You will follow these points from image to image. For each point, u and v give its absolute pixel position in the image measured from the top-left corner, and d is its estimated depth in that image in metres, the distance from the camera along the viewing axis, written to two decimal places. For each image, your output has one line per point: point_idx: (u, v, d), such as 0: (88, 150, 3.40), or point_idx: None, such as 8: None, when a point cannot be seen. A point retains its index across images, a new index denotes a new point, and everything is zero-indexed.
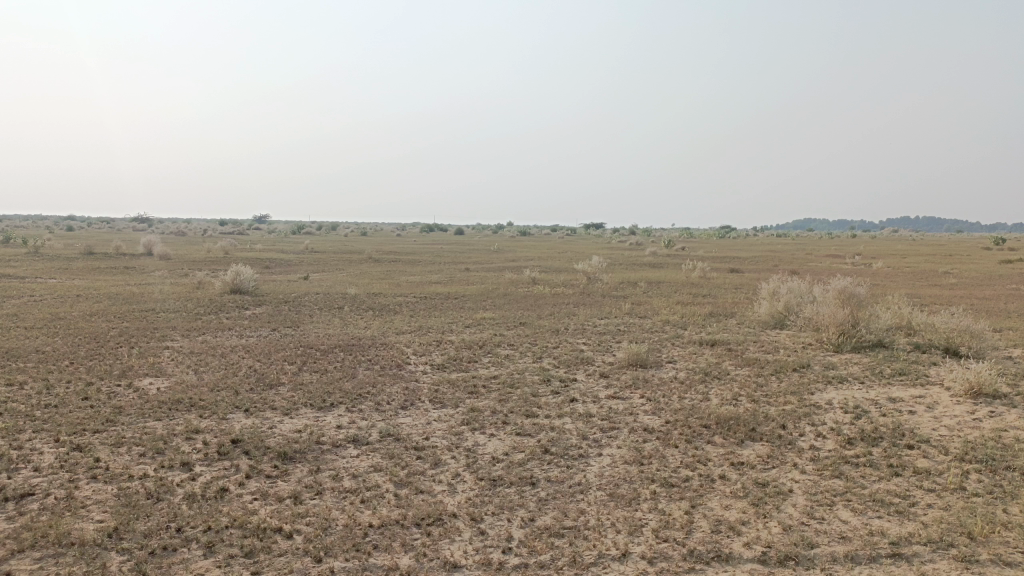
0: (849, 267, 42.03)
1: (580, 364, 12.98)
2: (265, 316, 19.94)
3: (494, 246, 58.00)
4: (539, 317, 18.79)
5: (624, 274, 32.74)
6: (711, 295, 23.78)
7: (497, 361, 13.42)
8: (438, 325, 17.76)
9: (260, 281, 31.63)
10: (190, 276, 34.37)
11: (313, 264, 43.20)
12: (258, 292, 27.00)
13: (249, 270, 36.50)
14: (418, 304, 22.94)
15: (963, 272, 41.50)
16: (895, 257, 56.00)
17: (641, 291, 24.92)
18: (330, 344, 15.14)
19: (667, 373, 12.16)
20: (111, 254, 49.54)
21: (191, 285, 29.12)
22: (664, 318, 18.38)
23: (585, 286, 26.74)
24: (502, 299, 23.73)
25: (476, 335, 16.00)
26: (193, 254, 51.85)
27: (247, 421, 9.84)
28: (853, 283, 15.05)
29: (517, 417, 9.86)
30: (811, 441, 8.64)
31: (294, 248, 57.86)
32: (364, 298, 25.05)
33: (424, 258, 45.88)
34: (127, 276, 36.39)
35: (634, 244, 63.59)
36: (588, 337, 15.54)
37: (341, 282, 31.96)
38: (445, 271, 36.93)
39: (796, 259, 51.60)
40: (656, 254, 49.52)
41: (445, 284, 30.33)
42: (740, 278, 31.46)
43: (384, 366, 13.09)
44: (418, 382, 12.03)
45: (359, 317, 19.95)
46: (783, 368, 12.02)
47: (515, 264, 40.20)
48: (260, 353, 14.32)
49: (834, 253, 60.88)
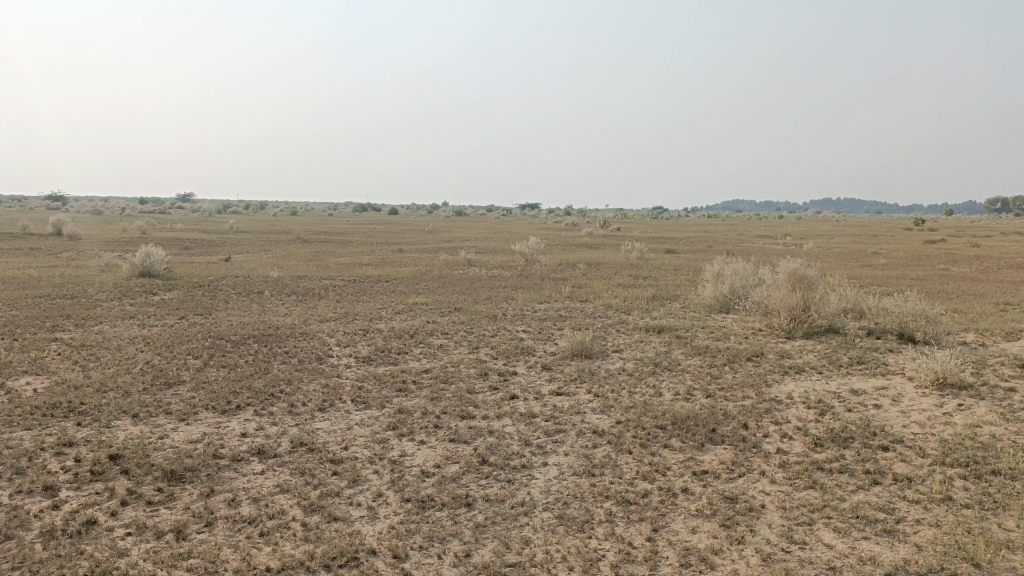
0: (782, 247, 42.17)
1: (519, 355, 11.90)
2: (174, 303, 18.22)
3: (429, 226, 56.57)
4: (475, 302, 17.65)
5: (562, 255, 31.82)
6: (652, 277, 23.00)
7: (429, 352, 12.24)
8: (366, 311, 16.42)
9: (175, 263, 29.54)
10: (98, 256, 31.93)
11: (236, 244, 41.03)
12: (171, 275, 25.07)
13: (165, 251, 34.24)
14: (346, 288, 21.51)
15: (891, 253, 42.16)
16: (824, 238, 56.91)
17: (581, 273, 24.01)
18: (243, 334, 13.67)
19: (614, 364, 11.20)
20: (14, 233, 46.10)
21: (97, 267, 26.90)
22: (606, 301, 17.49)
23: (523, 268, 25.72)
24: (436, 282, 22.51)
25: (406, 323, 14.76)
26: (108, 234, 48.74)
27: (135, 430, 8.43)
28: (803, 264, 14.38)
29: (450, 420, 8.72)
30: (777, 444, 7.77)
31: (217, 227, 55.09)
32: (287, 281, 23.43)
33: (355, 238, 44.13)
34: (29, 257, 33.65)
35: (570, 224, 63.04)
36: (527, 324, 14.48)
37: (265, 264, 30.16)
38: (376, 252, 35.36)
39: (731, 240, 51.74)
40: (593, 235, 48.83)
41: (377, 266, 28.89)
42: (679, 259, 30.97)
43: (302, 360, 11.77)
44: (339, 378, 10.76)
45: (279, 302, 18.43)
46: (737, 357, 11.20)
47: (450, 245, 38.84)
48: (162, 345, 12.78)
49: (766, 234, 61.49)
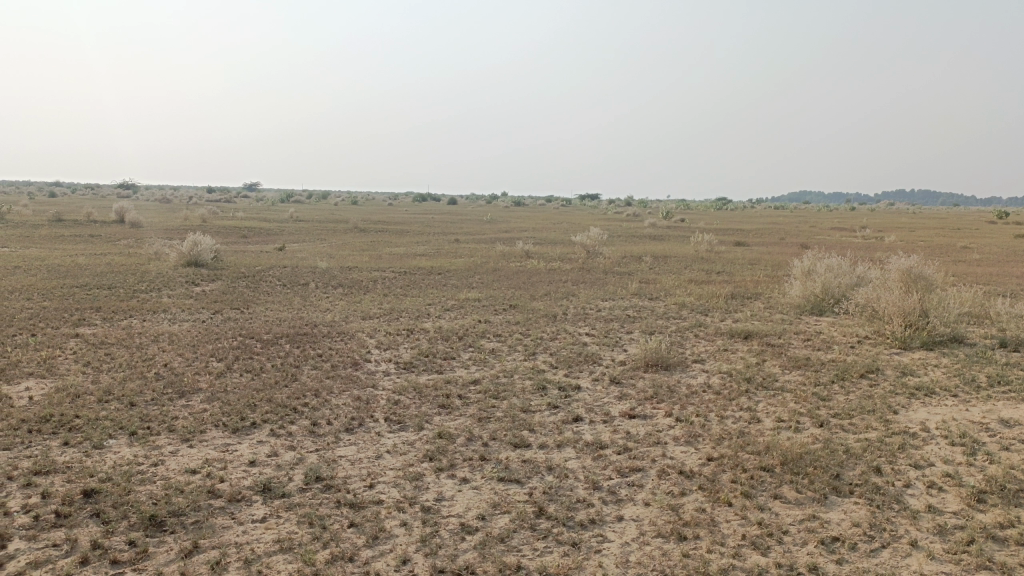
0: (863, 240, 39.37)
1: (584, 364, 10.25)
2: (212, 295, 17.10)
3: (486, 216, 55.19)
4: (533, 299, 16.03)
5: (626, 247, 29.95)
6: (726, 272, 21.01)
7: (479, 358, 10.68)
8: (413, 307, 14.96)
9: (225, 253, 28.76)
10: (151, 245, 31.42)
11: (293, 233, 40.35)
12: (218, 264, 24.15)
13: (219, 241, 33.60)
14: (396, 281, 20.18)
15: (984, 247, 38.85)
16: (905, 231, 53.40)
17: (647, 267, 22.19)
18: (275, 333, 12.37)
19: (696, 378, 9.45)
20: (76, 220, 46.53)
21: (146, 255, 26.21)
22: (679, 299, 15.69)
23: (585, 261, 24.04)
24: (492, 275, 20.99)
25: (456, 322, 13.23)
26: (167, 221, 48.74)
27: (128, 455, 7.08)
28: (916, 261, 12.34)
29: (501, 449, 7.15)
30: (924, 500, 5.94)
31: (274, 216, 54.78)
32: (336, 272, 22.21)
33: (411, 228, 43.06)
34: (87, 245, 33.36)
35: (631, 215, 60.83)
36: (592, 326, 12.81)
37: (316, 254, 29.15)
38: (431, 242, 34.07)
39: (804, 232, 48.94)
40: (657, 227, 46.52)
41: (431, 257, 27.53)
42: (754, 253, 28.77)
43: (335, 366, 10.36)
44: (375, 389, 9.30)
45: (323, 296, 17.14)
46: (846, 374, 9.33)
47: (508, 235, 37.42)
48: (186, 345, 11.54)
49: (840, 225, 58.16)
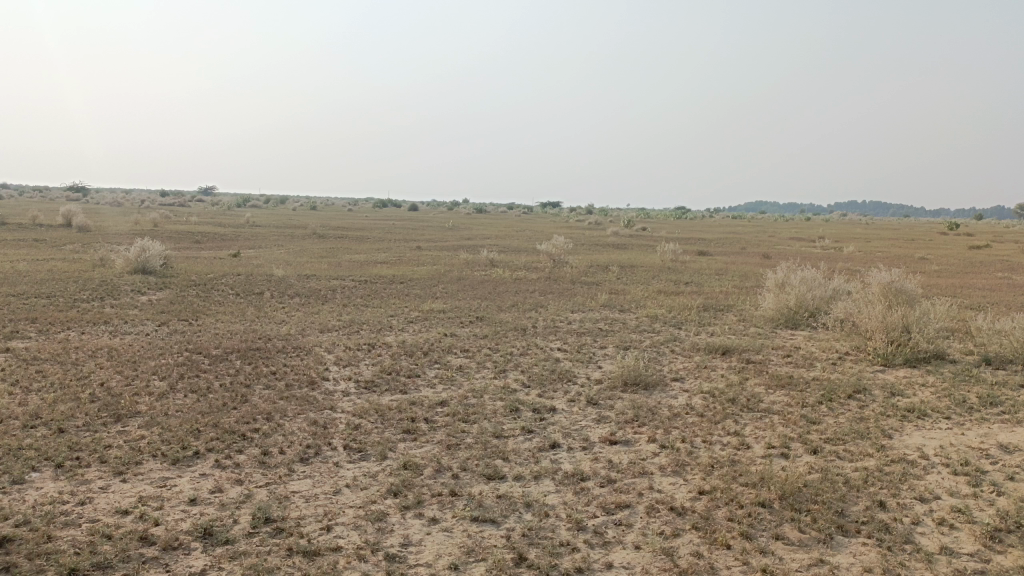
0: (825, 251, 39.58)
1: (557, 383, 9.65)
2: (159, 305, 16.12)
3: (449, 223, 54.45)
4: (500, 311, 15.40)
5: (591, 256, 29.53)
6: (695, 283, 20.64)
7: (446, 376, 10.01)
8: (374, 319, 14.21)
9: (177, 259, 27.60)
10: (98, 250, 30.05)
11: (248, 239, 39.14)
12: (168, 272, 23.05)
13: (171, 247, 32.35)
14: (356, 290, 19.38)
15: (941, 258, 39.32)
16: (863, 242, 54.05)
17: (615, 277, 21.74)
18: (225, 348, 11.53)
19: (677, 398, 8.92)
20: (20, 223, 44.64)
21: (92, 262, 24.95)
22: (650, 311, 15.21)
23: (551, 270, 23.50)
24: (456, 284, 20.32)
25: (419, 336, 12.53)
26: (117, 225, 47.06)
27: (51, 492, 6.26)
28: (896, 275, 12.02)
29: (473, 482, 6.50)
30: (936, 540, 5.45)
31: (229, 221, 53.34)
32: (293, 281, 21.31)
33: (372, 234, 42.12)
34: (30, 250, 31.85)
35: (594, 223, 60.60)
36: (563, 340, 12.24)
37: (272, 262, 28.14)
38: (392, 250, 33.23)
39: (764, 242, 49.19)
40: (621, 235, 46.32)
41: (392, 265, 26.73)
42: (720, 263, 28.55)
43: (290, 385, 9.60)
44: (333, 412, 8.57)
45: (279, 306, 16.29)
46: (833, 396, 8.88)
47: (471, 242, 36.86)
48: (127, 361, 10.66)
49: (800, 235, 58.70)
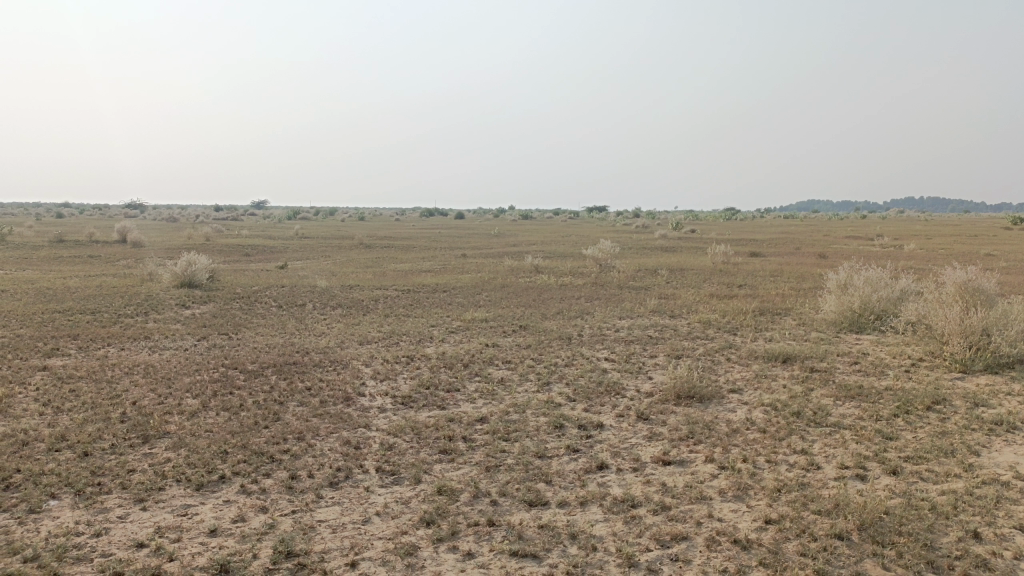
0: (884, 249, 38.03)
1: (605, 396, 9.04)
2: (201, 319, 15.98)
3: (494, 230, 54.12)
4: (545, 319, 14.83)
5: (639, 260, 28.77)
6: (749, 285, 19.78)
7: (486, 390, 9.49)
8: (415, 330, 13.79)
9: (224, 272, 27.73)
10: (149, 264, 30.42)
11: (296, 251, 39.35)
12: (214, 285, 23.08)
13: (219, 260, 32.65)
14: (399, 300, 19.04)
15: (1010, 254, 37.42)
16: (923, 238, 51.94)
17: (665, 281, 21.00)
18: (261, 362, 11.22)
19: (735, 412, 8.24)
20: (78, 241, 45.75)
21: (141, 276, 25.17)
22: (702, 317, 14.48)
23: (598, 275, 22.85)
24: (501, 291, 19.84)
25: (460, 347, 12.04)
26: (170, 240, 47.92)
27: (67, 522, 5.91)
28: (971, 273, 11.09)
29: (513, 509, 5.95)
30: None
31: (278, 233, 53.91)
32: (336, 292, 21.09)
33: (418, 243, 42.01)
34: (86, 266, 32.43)
35: (641, 226, 59.63)
36: (610, 349, 11.62)
37: (317, 272, 28.08)
38: (437, 258, 32.95)
39: (819, 241, 47.65)
40: (669, 237, 45.38)
41: (436, 273, 26.41)
42: (775, 264, 27.51)
43: (325, 402, 9.19)
44: (367, 430, 8.12)
45: (320, 318, 16.02)
46: (910, 408, 8.09)
47: (517, 248, 36.45)
48: (161, 378, 10.41)
49: (857, 234, 56.77)
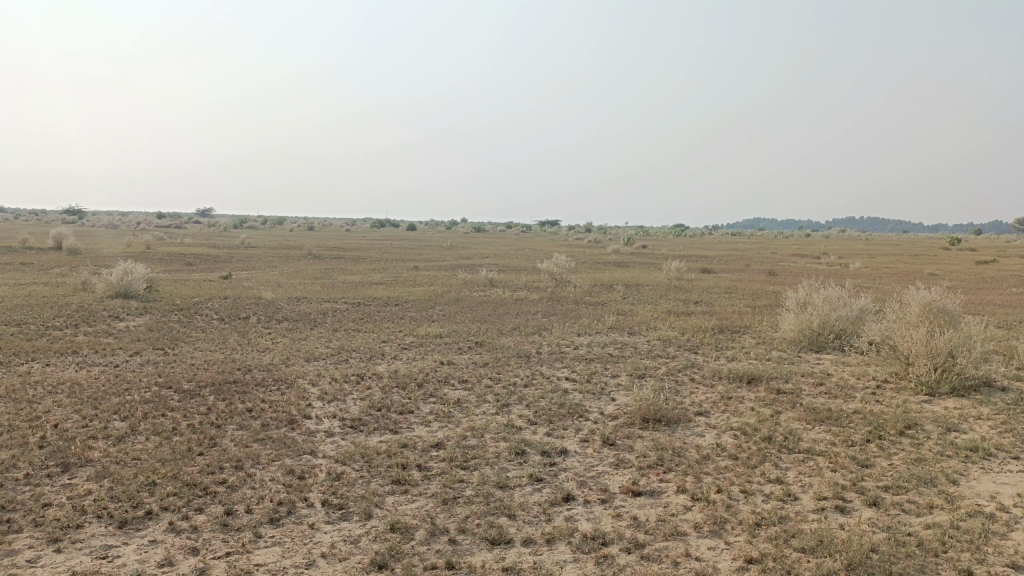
0: (831, 267, 38.69)
1: (567, 419, 8.59)
2: (136, 333, 15.06)
3: (446, 243, 53.54)
4: (501, 335, 14.35)
5: (593, 275, 28.57)
6: (705, 302, 19.65)
7: (442, 412, 8.95)
8: (365, 346, 13.17)
9: (164, 282, 26.56)
10: (83, 273, 29.00)
11: (242, 261, 38.16)
12: (152, 296, 22.00)
13: (160, 270, 31.37)
14: (349, 314, 18.36)
15: (950, 273, 38.40)
16: (867, 257, 53.21)
17: (621, 297, 20.76)
18: (199, 381, 10.47)
19: (704, 437, 7.87)
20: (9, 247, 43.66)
21: (74, 286, 23.89)
22: (661, 334, 14.19)
23: (553, 290, 22.50)
24: (455, 306, 19.32)
25: (413, 365, 11.48)
26: (109, 248, 46.10)
27: None
28: (933, 293, 11.00)
29: (474, 548, 5.43)
30: None
31: (223, 242, 52.38)
32: (282, 304, 20.27)
33: (368, 255, 41.18)
34: (14, 274, 30.81)
35: (593, 241, 59.79)
36: (570, 368, 11.20)
37: (263, 284, 27.12)
38: (388, 270, 32.25)
39: (768, 258, 48.39)
40: (621, 253, 45.47)
41: (388, 286, 25.73)
42: (728, 280, 27.59)
43: (267, 425, 8.53)
44: (313, 458, 7.50)
45: (264, 332, 15.25)
46: (882, 433, 7.83)
47: (470, 262, 36.01)
48: (87, 398, 9.59)
49: (803, 252, 57.85)
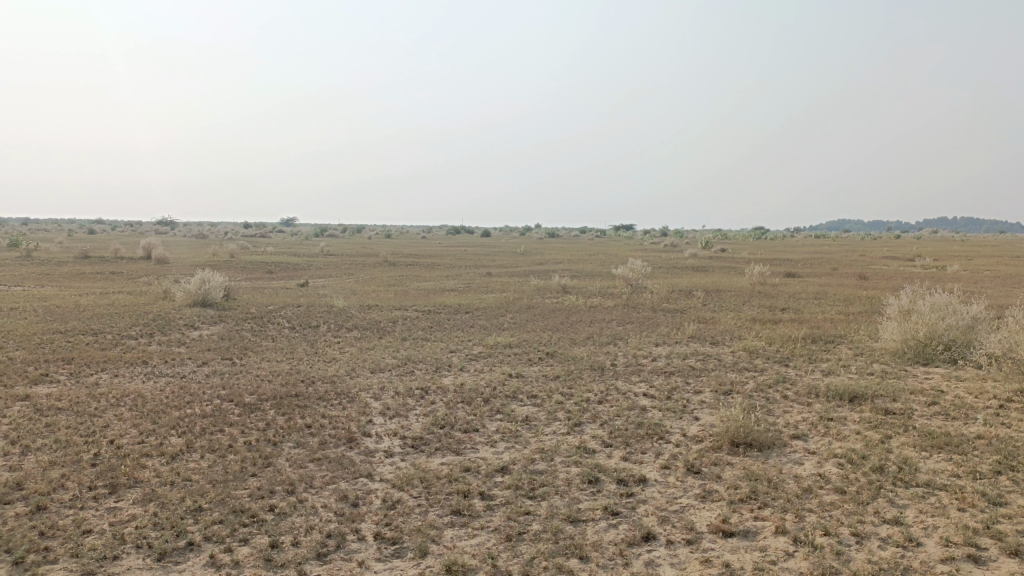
0: (928, 270, 36.35)
1: (646, 441, 7.80)
2: (207, 342, 14.97)
3: (521, 248, 53.11)
4: (574, 345, 13.61)
5: (671, 281, 27.50)
6: (793, 309, 18.43)
7: (508, 431, 8.30)
8: (432, 357, 12.65)
9: (242, 290, 26.89)
10: (166, 281, 29.67)
11: (319, 269, 38.51)
12: (228, 304, 22.16)
13: (240, 278, 31.88)
14: (419, 322, 17.94)
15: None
16: (967, 259, 49.94)
17: (701, 303, 19.71)
18: (260, 394, 10.13)
19: (802, 466, 6.96)
20: (103, 257, 45.46)
21: (155, 295, 24.34)
22: (748, 344, 13.18)
23: (630, 297, 21.62)
24: (527, 313, 18.67)
25: (481, 378, 10.87)
26: (195, 257, 47.47)
27: None
28: None
29: None
30: None
31: (302, 250, 53.39)
32: (353, 312, 20.04)
33: (442, 262, 41.06)
34: (104, 282, 31.87)
35: (670, 245, 58.37)
36: (648, 382, 10.38)
37: (337, 291, 27.14)
38: (461, 277, 31.87)
39: (856, 262, 45.94)
40: (700, 257, 44.06)
41: (460, 293, 25.32)
42: (817, 285, 26.06)
43: (325, 444, 8.04)
44: (369, 481, 6.96)
45: (332, 342, 14.94)
46: (1016, 463, 6.75)
47: (544, 267, 35.34)
48: (148, 412, 9.34)
49: (896, 255, 54.89)
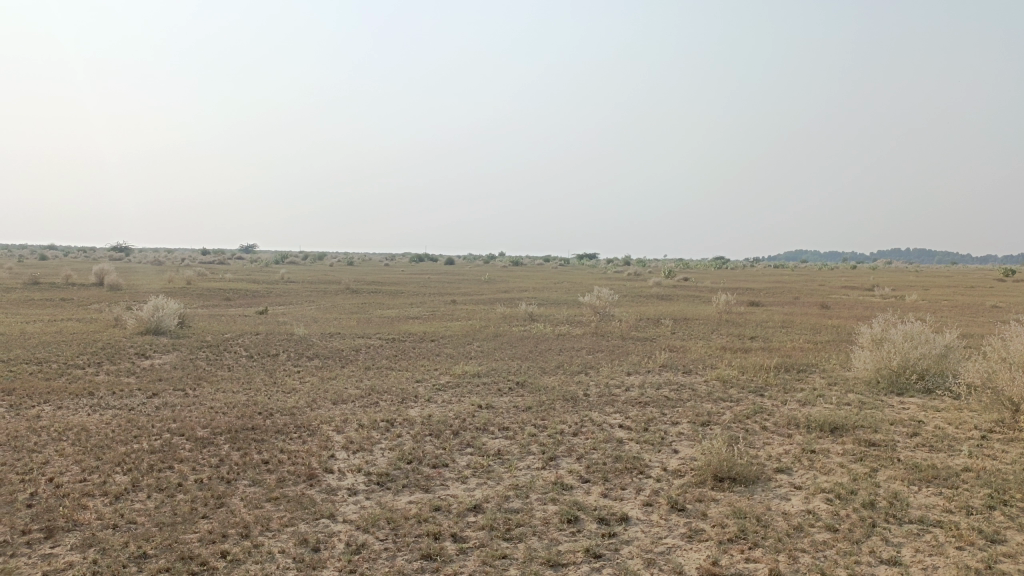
0: (887, 300, 36.86)
1: (625, 476, 7.42)
2: (159, 372, 14.26)
3: (485, 276, 52.71)
4: (544, 374, 13.22)
5: (638, 309, 27.35)
6: (762, 338, 18.31)
7: (480, 466, 7.85)
8: (398, 387, 12.15)
9: (198, 317, 26.04)
10: (119, 308, 28.64)
11: (279, 295, 37.66)
12: (183, 332, 21.36)
13: (197, 305, 30.97)
14: (383, 350, 17.41)
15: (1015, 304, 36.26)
16: (923, 289, 50.88)
17: (670, 332, 19.51)
18: (215, 427, 9.54)
19: (790, 502, 6.64)
20: (54, 283, 43.96)
21: (106, 322, 23.38)
22: (720, 374, 12.93)
23: (597, 325, 21.35)
24: (495, 341, 18.26)
25: (449, 409, 10.42)
26: (150, 283, 46.22)
27: None
28: None
29: None
30: None
31: (262, 277, 52.33)
32: (314, 340, 19.43)
33: (405, 289, 40.50)
34: (53, 309, 30.71)
35: (635, 273, 58.54)
36: (623, 413, 10.03)
37: (298, 319, 26.44)
38: (425, 304, 31.37)
39: (816, 291, 46.46)
40: (664, 286, 44.18)
41: (425, 321, 24.83)
42: (782, 313, 26.09)
43: (284, 481, 7.51)
44: (332, 523, 6.45)
45: (292, 371, 14.34)
46: (1008, 497, 6.52)
47: (509, 295, 35.01)
48: (91, 447, 8.70)
49: (854, 284, 55.77)
